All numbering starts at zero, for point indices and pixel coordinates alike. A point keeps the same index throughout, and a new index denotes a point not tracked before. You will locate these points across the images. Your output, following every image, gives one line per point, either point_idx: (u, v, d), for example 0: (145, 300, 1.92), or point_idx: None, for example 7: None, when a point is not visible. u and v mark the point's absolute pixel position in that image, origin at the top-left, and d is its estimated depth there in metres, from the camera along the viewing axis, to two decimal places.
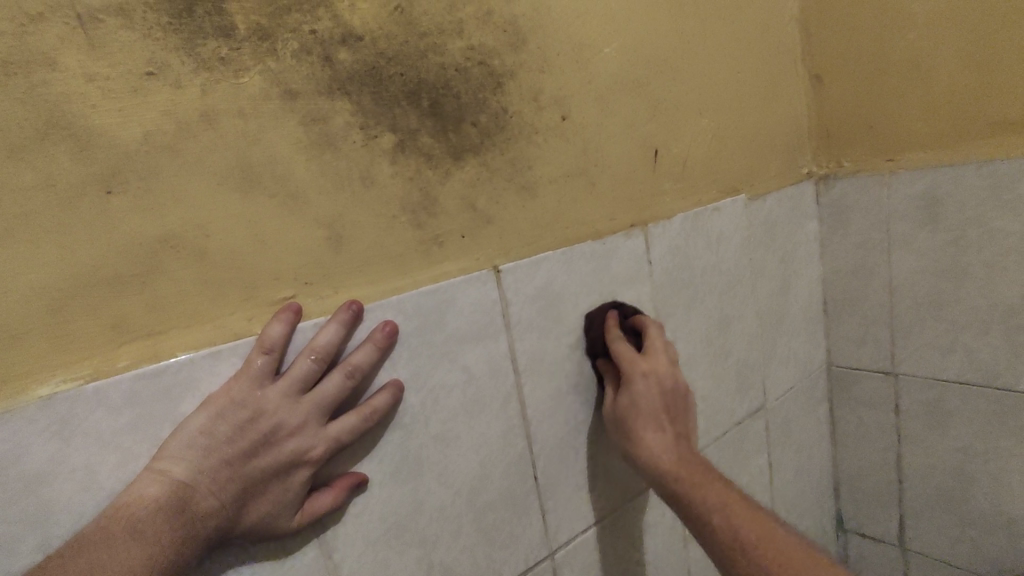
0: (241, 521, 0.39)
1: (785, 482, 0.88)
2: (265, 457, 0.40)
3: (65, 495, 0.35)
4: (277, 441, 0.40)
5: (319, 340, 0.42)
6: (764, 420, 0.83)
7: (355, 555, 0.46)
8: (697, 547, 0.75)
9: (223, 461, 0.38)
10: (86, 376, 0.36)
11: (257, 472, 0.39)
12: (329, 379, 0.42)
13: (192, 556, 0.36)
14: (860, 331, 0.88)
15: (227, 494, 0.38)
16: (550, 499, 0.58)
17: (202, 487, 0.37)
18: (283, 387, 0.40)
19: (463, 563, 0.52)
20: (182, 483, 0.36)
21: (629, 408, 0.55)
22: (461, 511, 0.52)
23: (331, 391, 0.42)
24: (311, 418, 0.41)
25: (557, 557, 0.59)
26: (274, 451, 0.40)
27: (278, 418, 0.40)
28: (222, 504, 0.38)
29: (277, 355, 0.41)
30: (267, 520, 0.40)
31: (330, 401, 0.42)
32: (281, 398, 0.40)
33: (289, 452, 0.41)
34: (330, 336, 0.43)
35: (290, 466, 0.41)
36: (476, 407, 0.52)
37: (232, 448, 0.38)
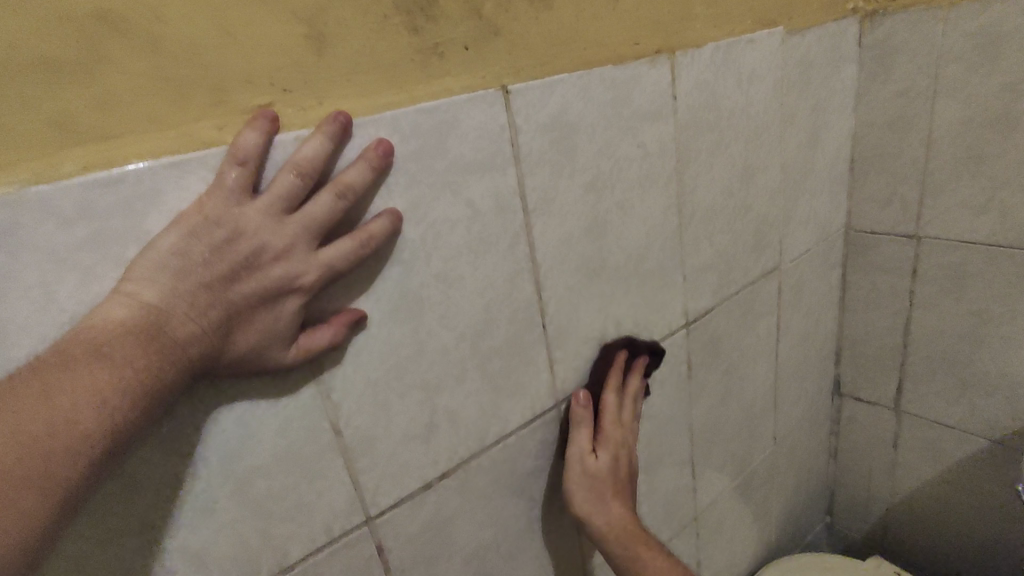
0: (228, 353, 0.35)
1: (791, 346, 0.87)
2: (251, 284, 0.35)
3: (21, 315, 0.31)
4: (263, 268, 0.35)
5: (303, 155, 0.36)
6: (777, 281, 0.80)
7: (355, 394, 0.43)
8: (700, 403, 0.74)
9: (203, 286, 0.33)
10: (25, 182, 0.30)
11: (243, 299, 0.35)
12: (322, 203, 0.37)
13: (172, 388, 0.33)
14: (887, 191, 0.83)
15: (209, 324, 0.34)
16: (558, 348, 0.55)
17: (178, 316, 0.32)
18: (264, 205, 0.35)
19: (469, 408, 0.50)
20: (154, 310, 0.32)
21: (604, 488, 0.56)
22: (466, 356, 0.49)
23: (325, 217, 0.37)
24: (303, 245, 0.36)
25: (563, 405, 0.58)
26: (261, 277, 0.35)
27: (264, 240, 0.35)
28: (204, 336, 0.33)
29: (254, 169, 0.35)
30: (257, 353, 0.37)
31: (323, 229, 0.37)
32: (267, 219, 0.35)
33: (278, 281, 0.36)
34: (314, 149, 0.37)
35: (279, 295, 0.37)
36: (481, 246, 0.47)
37: (211, 272, 0.33)
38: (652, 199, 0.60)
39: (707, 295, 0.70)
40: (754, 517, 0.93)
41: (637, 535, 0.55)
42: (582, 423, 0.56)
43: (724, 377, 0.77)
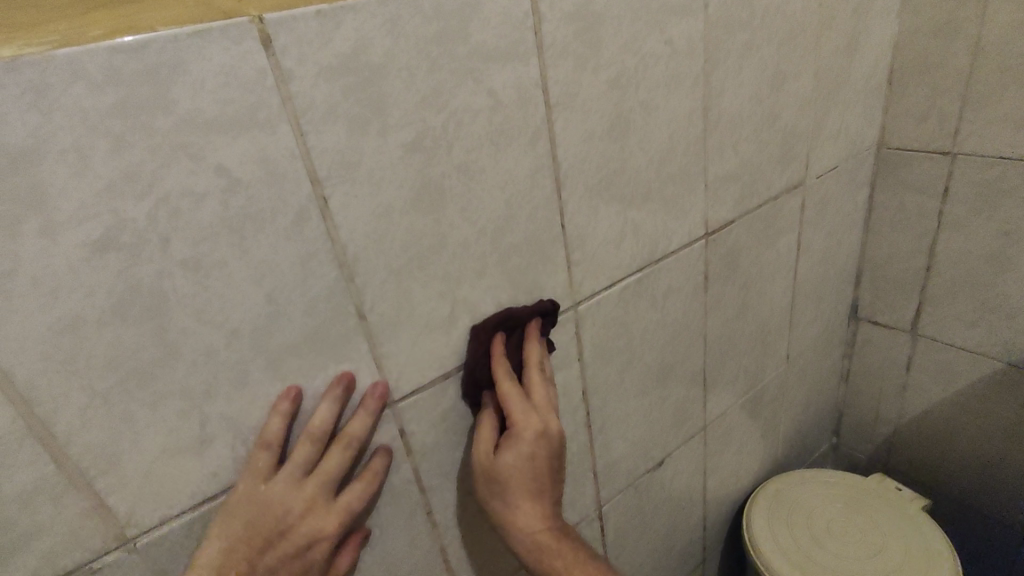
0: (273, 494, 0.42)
1: (810, 266, 0.86)
2: (301, 484, 0.43)
3: (59, 178, 0.32)
4: (306, 434, 0.44)
5: (353, 430, 0.45)
6: (802, 197, 0.78)
7: (379, 280, 0.45)
8: (715, 316, 0.75)
9: (265, 496, 0.42)
10: (52, 43, 0.30)
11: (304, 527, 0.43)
12: (354, 424, 0.45)
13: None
14: (925, 105, 0.79)
15: (280, 542, 0.43)
16: (577, 249, 0.56)
17: (246, 505, 0.42)
18: (315, 433, 0.44)
19: (488, 303, 0.52)
20: (235, 522, 0.42)
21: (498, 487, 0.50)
22: (486, 250, 0.50)
23: (353, 436, 0.45)
24: (342, 466, 0.45)
25: (580, 307, 0.59)
26: (306, 463, 0.43)
27: (304, 461, 0.43)
28: (271, 515, 0.42)
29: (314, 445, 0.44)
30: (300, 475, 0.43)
31: (355, 444, 0.45)
32: (305, 438, 0.44)
33: (315, 423, 0.44)
34: (360, 426, 0.46)
35: (320, 433, 0.44)
36: (503, 139, 0.47)
37: (268, 473, 0.42)
38: (678, 101, 0.58)
39: (728, 206, 0.69)
40: (761, 432, 0.95)
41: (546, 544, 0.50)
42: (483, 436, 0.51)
43: (741, 292, 0.77)
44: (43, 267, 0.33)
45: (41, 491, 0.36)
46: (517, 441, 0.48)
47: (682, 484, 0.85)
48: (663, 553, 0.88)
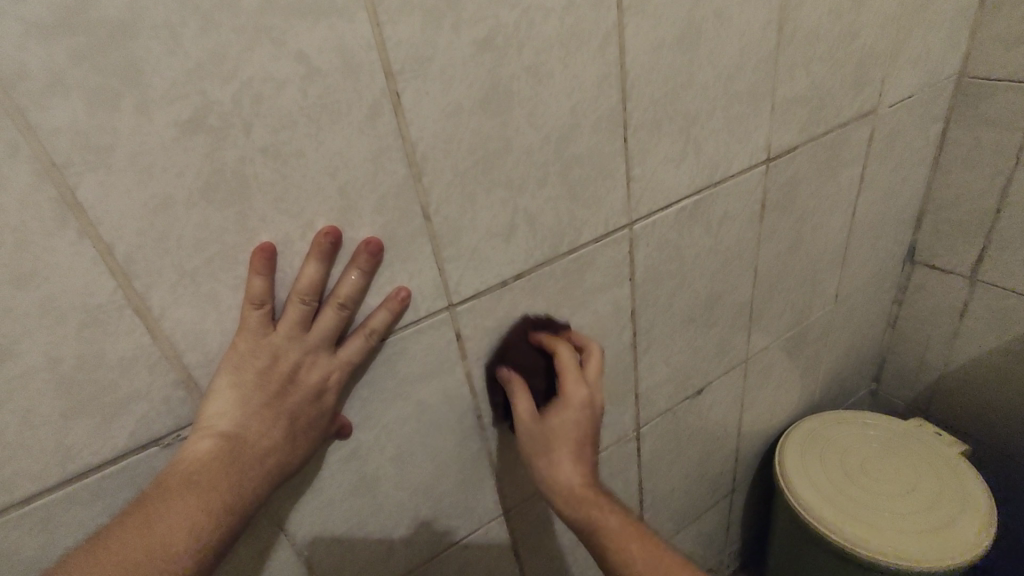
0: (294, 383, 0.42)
1: (871, 202, 0.84)
2: (322, 348, 0.43)
3: (153, 55, 0.33)
4: (336, 300, 0.43)
5: (377, 321, 0.45)
6: (871, 127, 0.75)
7: (445, 182, 0.45)
8: (768, 247, 0.74)
9: (292, 348, 0.42)
10: None
11: (313, 386, 0.43)
12: (378, 319, 0.45)
13: (269, 442, 0.42)
14: (1018, 30, 0.74)
15: (284, 400, 0.42)
16: (637, 165, 0.55)
17: (272, 351, 0.41)
18: (336, 308, 0.43)
19: (547, 214, 0.52)
20: (258, 359, 0.41)
21: (546, 430, 0.53)
22: (549, 160, 0.49)
23: (376, 329, 0.45)
24: (360, 353, 0.45)
25: (635, 227, 0.58)
26: (330, 330, 0.43)
27: (331, 328, 0.43)
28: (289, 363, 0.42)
29: (344, 313, 0.43)
30: (316, 361, 0.43)
31: (376, 336, 0.45)
32: (334, 303, 0.43)
33: (347, 292, 0.43)
34: (384, 319, 0.46)
35: (348, 308, 0.43)
36: (573, 42, 0.46)
37: (295, 328, 0.42)
38: (753, 12, 0.55)
39: (793, 131, 0.67)
40: (801, 370, 0.95)
41: (590, 497, 0.52)
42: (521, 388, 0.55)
43: (796, 224, 0.75)
44: (138, 143, 0.34)
45: (135, 359, 0.39)
46: (563, 407, 0.53)
47: (719, 415, 0.86)
48: (694, 480, 0.90)
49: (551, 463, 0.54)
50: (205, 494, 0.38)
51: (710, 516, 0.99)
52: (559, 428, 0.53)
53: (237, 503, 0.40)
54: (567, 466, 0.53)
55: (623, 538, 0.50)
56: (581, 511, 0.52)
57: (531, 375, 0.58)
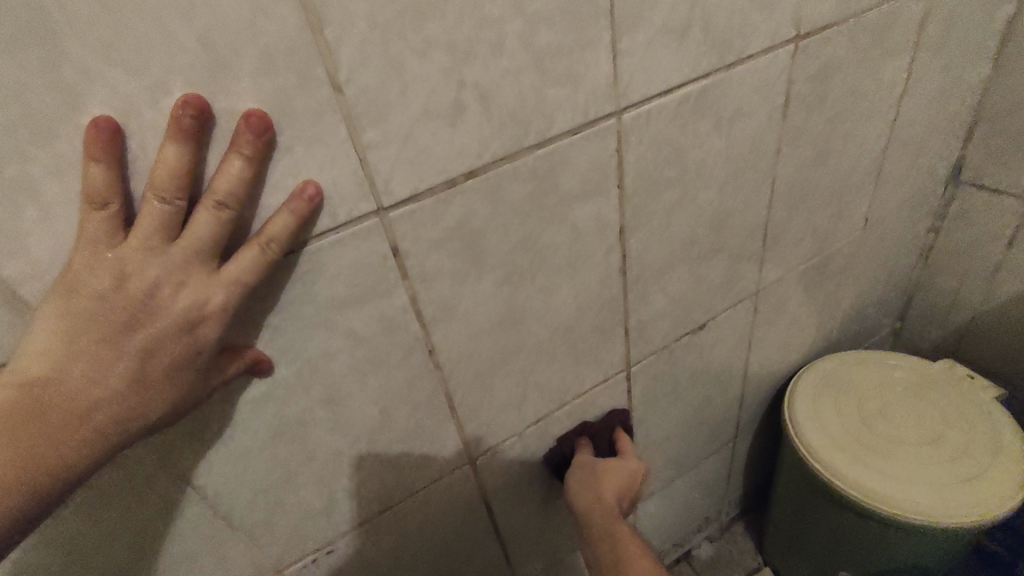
0: (154, 312, 0.32)
1: (915, 107, 0.70)
2: (194, 263, 0.32)
3: None
4: (209, 196, 0.32)
5: (274, 230, 0.35)
6: (924, 7, 0.61)
7: (357, 38, 0.33)
8: (790, 156, 0.62)
9: (147, 260, 0.31)
10: None
11: (184, 314, 0.33)
12: (277, 224, 0.35)
13: (111, 391, 0.32)
14: None
15: (138, 334, 0.32)
16: (626, 34, 0.43)
17: (117, 264, 0.31)
18: (215, 210, 0.32)
19: (507, 94, 0.40)
20: (98, 276, 0.30)
21: (598, 468, 0.60)
22: (505, 16, 0.37)
23: (273, 238, 0.35)
24: (251, 273, 0.34)
25: (625, 118, 0.47)
26: (206, 238, 0.32)
27: (207, 238, 0.32)
28: (145, 281, 0.31)
29: (227, 219, 0.32)
30: (185, 284, 0.32)
31: (274, 250, 0.35)
32: (205, 202, 0.32)
33: (223, 186, 0.32)
34: (284, 228, 0.35)
35: (229, 210, 0.32)
36: None
37: (150, 236, 0.31)
38: None
39: (830, 3, 0.53)
40: (820, 306, 0.84)
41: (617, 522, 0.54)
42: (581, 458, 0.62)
43: (826, 128, 0.63)
44: None
45: None
46: (624, 462, 0.61)
47: (723, 355, 0.76)
48: (693, 425, 0.81)
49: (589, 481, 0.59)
50: (10, 450, 0.30)
51: (710, 462, 0.91)
52: (612, 468, 0.60)
53: (63, 465, 0.31)
54: (608, 490, 0.57)
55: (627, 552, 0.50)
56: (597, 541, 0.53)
57: (491, 300, 0.49)
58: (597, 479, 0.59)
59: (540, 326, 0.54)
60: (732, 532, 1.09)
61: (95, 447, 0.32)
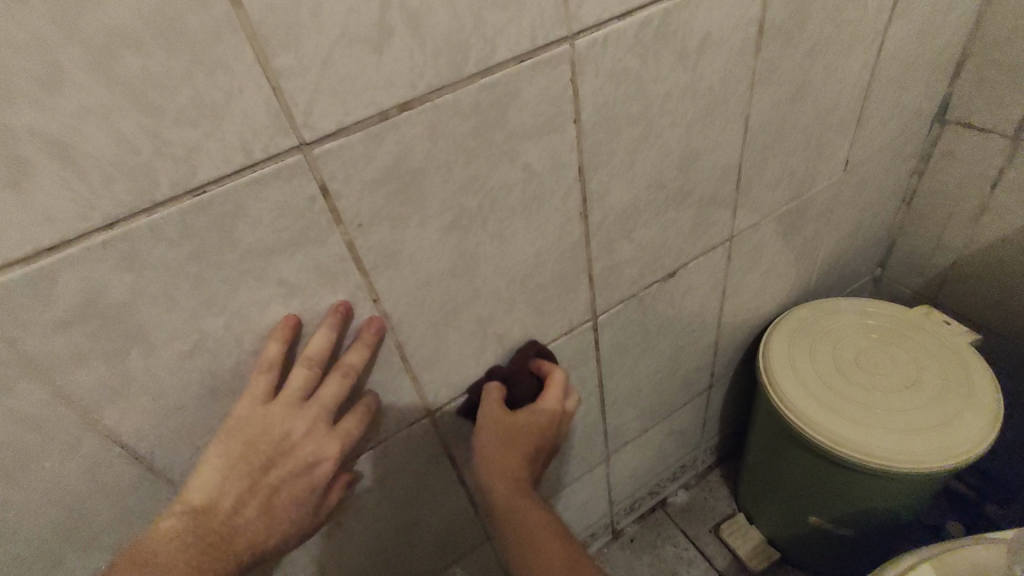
0: (284, 452, 0.43)
1: (901, 39, 0.66)
2: (299, 411, 0.42)
3: None
4: (304, 356, 0.43)
5: (313, 348, 0.43)
6: None
7: None
8: (765, 92, 0.58)
9: (267, 419, 0.42)
10: None
11: (306, 459, 0.44)
12: (353, 357, 0.45)
13: (251, 512, 0.42)
14: None
15: (274, 470, 0.43)
16: None
17: (246, 421, 0.41)
18: (304, 374, 0.43)
19: (440, 14, 0.36)
20: (233, 443, 0.41)
21: (510, 425, 0.55)
22: None
23: (353, 368, 0.44)
24: (340, 393, 0.44)
25: (578, 46, 0.43)
26: (305, 385, 0.43)
27: (305, 386, 0.43)
28: (270, 440, 0.42)
29: (316, 364, 0.43)
30: (295, 418, 0.42)
31: (353, 372, 0.44)
32: (301, 362, 0.43)
33: (312, 348, 0.43)
34: (321, 342, 0.43)
35: (316, 362, 0.43)
36: None
37: (263, 392, 0.42)
38: None
39: None
40: (798, 253, 0.82)
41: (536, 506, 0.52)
42: (491, 401, 0.56)
43: (803, 60, 0.59)
44: None
45: None
46: (539, 408, 0.56)
47: (695, 304, 0.74)
48: (665, 375, 0.80)
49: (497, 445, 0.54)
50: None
51: (684, 412, 0.91)
52: (528, 425, 0.55)
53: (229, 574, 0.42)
54: (520, 462, 0.54)
55: (550, 545, 0.50)
56: (517, 526, 0.51)
57: (438, 245, 0.46)
58: (507, 443, 0.55)
59: (494, 274, 0.51)
60: (707, 479, 1.10)
61: (243, 560, 0.43)
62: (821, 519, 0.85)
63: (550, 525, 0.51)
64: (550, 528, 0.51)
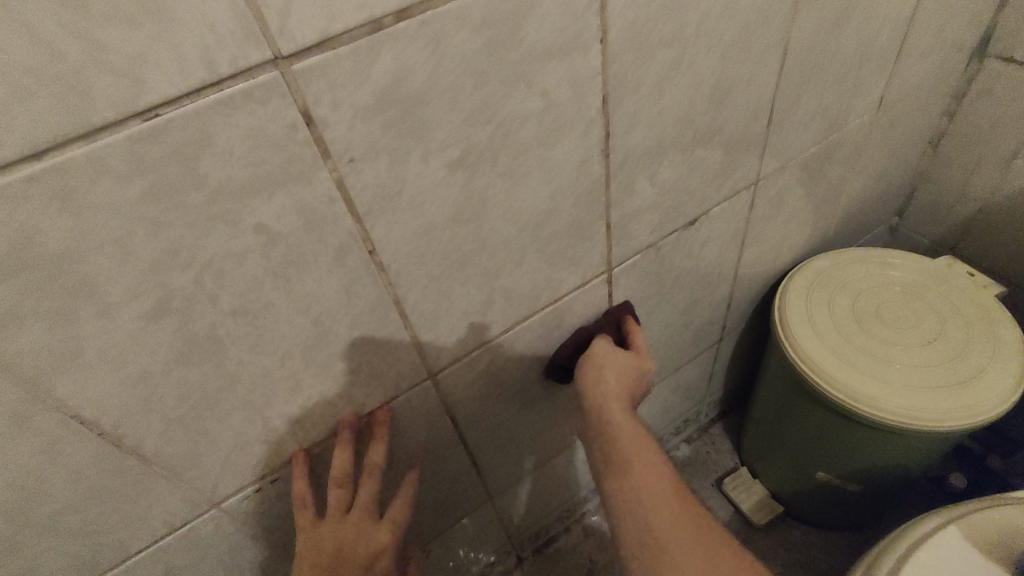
0: (338, 550, 0.46)
1: None
2: (346, 523, 0.47)
3: None
4: (332, 479, 0.47)
5: (338, 462, 0.47)
6: None
7: None
8: (809, 13, 0.51)
9: (319, 539, 0.46)
10: None
11: (367, 559, 0.47)
12: (375, 452, 0.49)
13: None
14: None
15: (329, 565, 0.45)
16: None
17: (309, 553, 0.45)
18: (341, 495, 0.47)
19: None
20: (302, 570, 0.45)
21: (625, 381, 0.55)
22: None
23: (376, 461, 0.48)
24: (371, 489, 0.48)
25: None
26: (344, 503, 0.47)
27: (339, 501, 0.47)
28: (332, 552, 0.45)
29: (345, 481, 0.47)
30: (343, 534, 0.46)
31: (379, 468, 0.48)
32: (334, 483, 0.47)
33: (335, 467, 0.47)
34: (344, 453, 0.47)
35: (345, 477, 0.47)
36: None
37: (308, 520, 0.46)
38: None
39: None
40: (820, 199, 0.76)
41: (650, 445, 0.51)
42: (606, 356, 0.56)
43: None
44: None
45: None
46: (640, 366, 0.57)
47: (714, 253, 0.69)
48: (677, 329, 0.76)
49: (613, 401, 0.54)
50: None
51: (692, 366, 0.87)
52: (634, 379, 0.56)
53: None
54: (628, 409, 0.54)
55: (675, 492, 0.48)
56: (641, 472, 0.49)
57: (442, 187, 0.39)
58: (624, 392, 0.54)
59: (505, 220, 0.45)
60: (710, 432, 1.09)
61: None
62: (830, 474, 0.83)
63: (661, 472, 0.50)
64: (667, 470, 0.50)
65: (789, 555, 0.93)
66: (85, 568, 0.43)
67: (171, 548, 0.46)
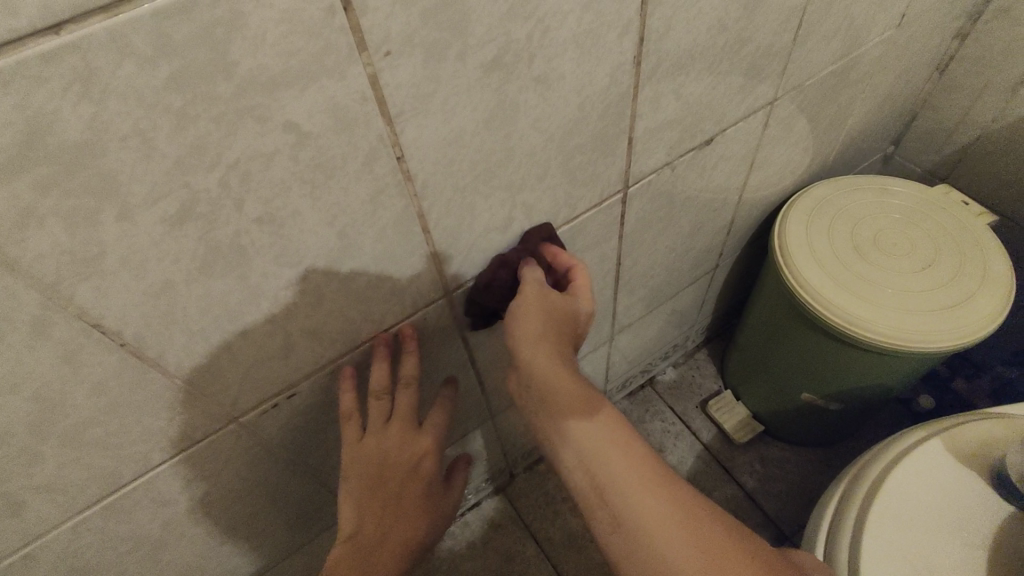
0: (384, 460, 0.50)
1: None
2: (388, 433, 0.50)
3: None
4: (373, 394, 0.49)
5: (377, 379, 0.49)
6: None
7: None
8: None
9: (363, 452, 0.49)
10: None
11: (409, 466, 0.51)
12: (407, 365, 0.50)
13: (374, 515, 0.50)
14: None
15: (374, 474, 0.50)
16: None
17: (358, 461, 0.49)
18: (383, 407, 0.50)
19: None
20: (352, 482, 0.50)
21: (536, 331, 0.48)
22: None
23: (411, 373, 0.50)
24: (407, 403, 0.51)
25: None
26: (383, 414, 0.50)
27: (380, 415, 0.50)
28: (374, 463, 0.49)
29: (385, 395, 0.50)
30: (386, 446, 0.50)
31: (413, 380, 0.50)
32: (372, 398, 0.49)
33: (370, 383, 0.48)
34: (381, 370, 0.49)
35: (383, 391, 0.49)
36: None
37: (354, 434, 0.50)
38: None
39: None
40: (827, 123, 0.76)
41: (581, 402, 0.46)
42: (527, 296, 0.49)
43: None
44: None
45: None
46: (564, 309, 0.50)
47: (723, 176, 0.68)
48: (679, 254, 0.76)
49: (531, 350, 0.47)
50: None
51: (688, 292, 0.88)
52: (560, 318, 0.49)
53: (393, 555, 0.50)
54: (543, 353, 0.47)
55: (620, 461, 0.43)
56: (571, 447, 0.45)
57: (475, 89, 0.37)
58: (543, 330, 0.48)
59: (533, 129, 0.43)
60: (695, 357, 1.12)
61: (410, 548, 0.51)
62: (813, 395, 0.86)
63: (617, 437, 0.44)
64: (610, 434, 0.44)
65: (765, 469, 0.99)
66: (104, 483, 0.42)
67: (188, 464, 0.46)
